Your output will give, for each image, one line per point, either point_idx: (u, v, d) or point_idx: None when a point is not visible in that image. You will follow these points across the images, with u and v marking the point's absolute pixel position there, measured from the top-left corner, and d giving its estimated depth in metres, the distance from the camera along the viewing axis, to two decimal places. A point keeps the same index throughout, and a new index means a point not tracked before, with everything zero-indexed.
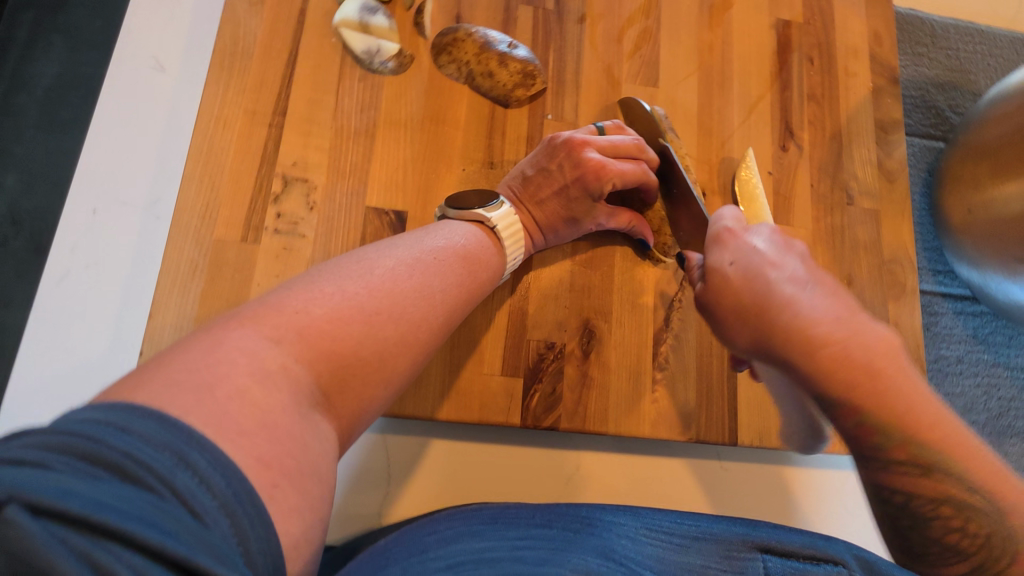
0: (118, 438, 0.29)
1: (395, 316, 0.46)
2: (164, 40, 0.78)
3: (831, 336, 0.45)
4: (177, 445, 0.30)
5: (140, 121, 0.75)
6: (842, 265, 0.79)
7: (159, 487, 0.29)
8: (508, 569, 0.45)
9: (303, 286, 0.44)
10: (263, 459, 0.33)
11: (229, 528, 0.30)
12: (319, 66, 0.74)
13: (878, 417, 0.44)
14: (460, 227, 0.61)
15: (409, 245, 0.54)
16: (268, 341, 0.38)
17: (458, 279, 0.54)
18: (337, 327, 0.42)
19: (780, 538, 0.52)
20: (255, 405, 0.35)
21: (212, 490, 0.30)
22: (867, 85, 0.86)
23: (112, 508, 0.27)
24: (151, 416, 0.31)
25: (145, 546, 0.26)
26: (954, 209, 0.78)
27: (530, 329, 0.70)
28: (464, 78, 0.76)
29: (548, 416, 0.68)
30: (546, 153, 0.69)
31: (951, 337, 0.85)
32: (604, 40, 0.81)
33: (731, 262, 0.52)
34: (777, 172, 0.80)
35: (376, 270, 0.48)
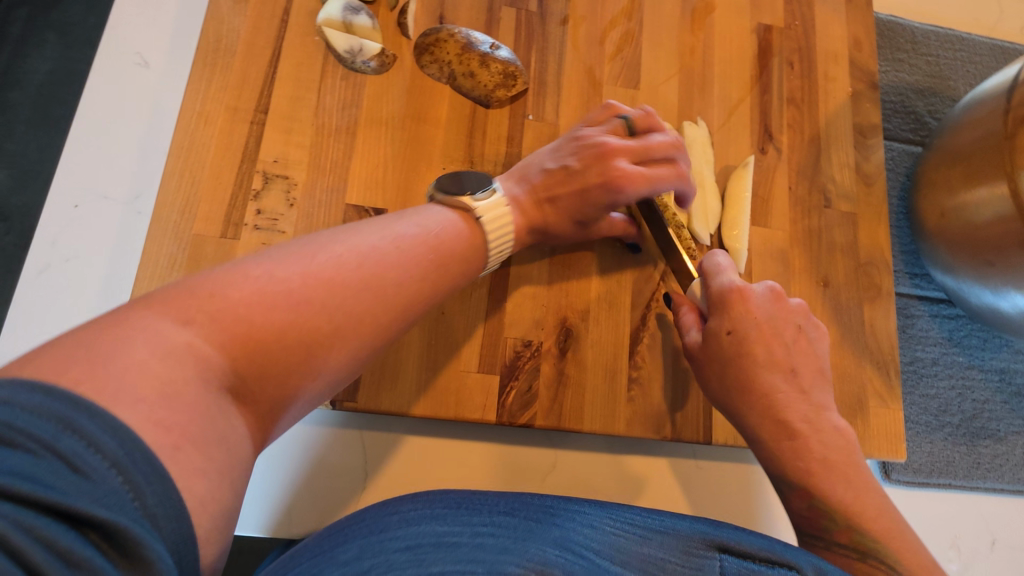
0: (1, 407, 0.30)
1: (330, 307, 0.44)
2: (150, 36, 0.79)
3: (799, 430, 0.58)
4: (62, 412, 0.31)
5: (124, 115, 0.76)
6: (819, 267, 0.79)
7: (40, 450, 0.30)
8: (468, 555, 0.47)
9: (233, 267, 0.43)
10: (164, 423, 0.34)
11: (122, 484, 0.31)
12: (302, 64, 0.74)
13: (825, 503, 0.56)
14: (437, 213, 0.60)
15: (374, 230, 0.53)
16: (178, 325, 0.38)
17: (423, 267, 0.53)
18: (259, 311, 0.41)
19: (740, 539, 0.52)
20: (154, 376, 0.35)
21: (100, 452, 0.31)
22: (846, 90, 0.87)
23: None
24: (40, 387, 0.31)
25: (14, 495, 0.28)
26: (929, 212, 0.79)
27: (507, 327, 0.71)
28: (446, 79, 0.76)
29: (523, 413, 0.69)
30: (575, 150, 0.68)
31: (927, 340, 0.86)
32: (586, 42, 0.82)
33: (730, 331, 0.61)
34: (756, 175, 0.81)
35: (320, 260, 0.46)
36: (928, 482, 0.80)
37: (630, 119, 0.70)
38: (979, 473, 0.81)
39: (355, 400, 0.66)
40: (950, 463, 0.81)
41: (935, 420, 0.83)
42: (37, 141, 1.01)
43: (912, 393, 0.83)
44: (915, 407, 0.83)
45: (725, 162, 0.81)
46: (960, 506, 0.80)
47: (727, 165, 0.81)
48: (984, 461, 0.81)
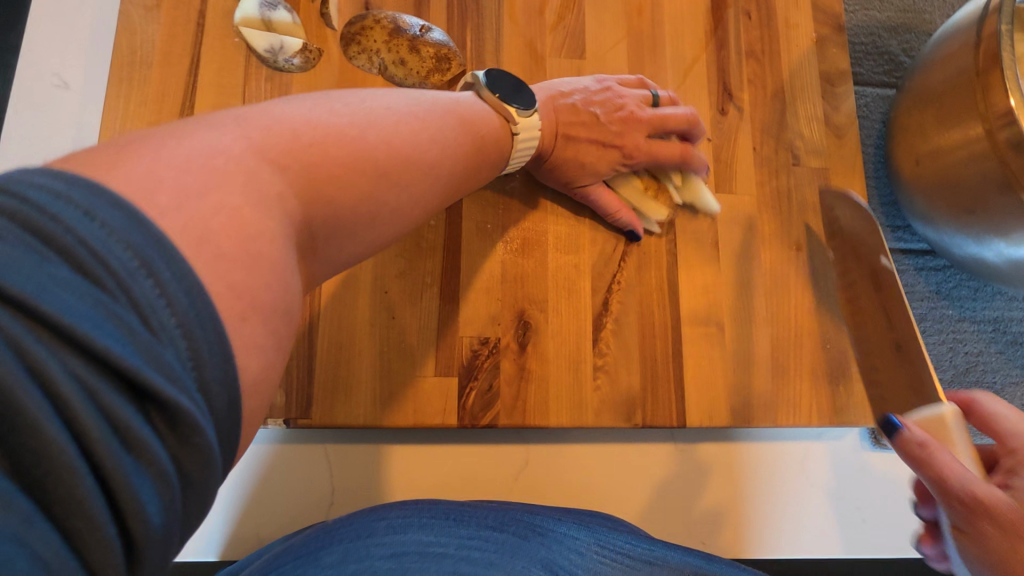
0: (79, 221, 0.26)
1: (357, 177, 0.41)
2: (66, 55, 0.75)
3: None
4: (143, 248, 0.27)
5: (47, 142, 0.73)
6: (790, 230, 0.75)
7: (111, 286, 0.26)
8: (452, 565, 0.49)
9: (272, 107, 0.40)
10: (234, 288, 0.31)
11: (184, 352, 0.27)
12: (223, 69, 0.71)
13: None
14: (477, 102, 0.59)
15: (413, 96, 0.51)
16: (224, 154, 0.34)
17: (453, 160, 0.51)
18: (317, 131, 0.40)
19: (733, 574, 0.52)
20: (232, 231, 0.32)
21: (173, 307, 0.27)
22: (809, 36, 0.81)
23: (53, 295, 0.24)
24: (115, 202, 0.28)
25: (83, 343, 0.24)
26: (904, 159, 0.74)
27: (461, 325, 0.68)
28: (377, 69, 0.72)
29: (485, 413, 0.66)
30: (601, 101, 0.71)
31: (914, 295, 0.81)
32: (524, 13, 0.76)
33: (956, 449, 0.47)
34: (717, 138, 0.76)
35: (380, 120, 0.45)
36: None
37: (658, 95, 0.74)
38: None
39: (310, 416, 0.64)
40: None
41: None
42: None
43: None
44: None
45: None
46: None
47: None
48: None
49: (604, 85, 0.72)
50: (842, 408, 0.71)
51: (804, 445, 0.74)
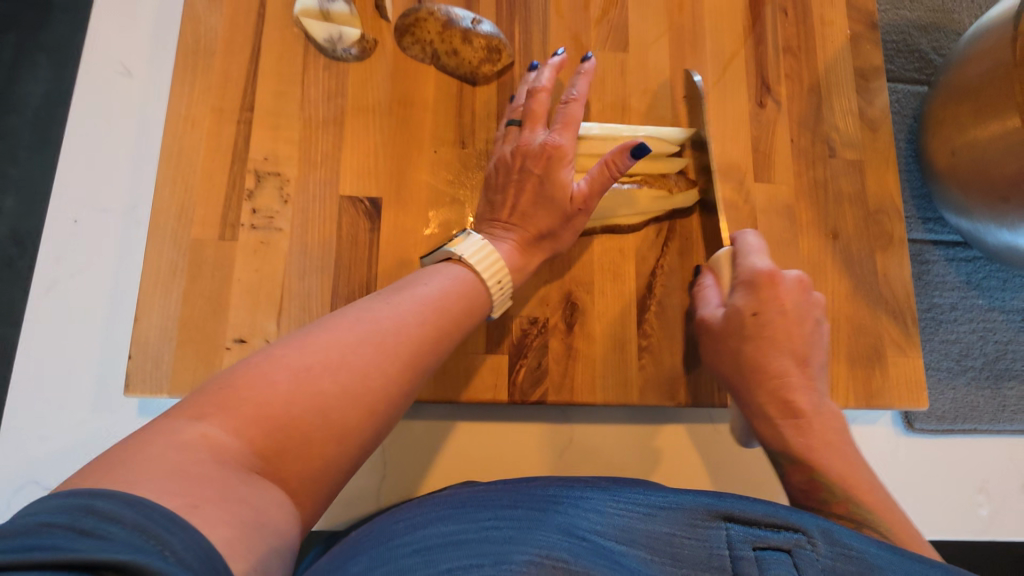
0: (15, 517, 0.30)
1: (336, 374, 0.43)
2: (130, 44, 0.78)
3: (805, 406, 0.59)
4: (81, 502, 0.30)
5: (113, 127, 0.75)
6: (827, 219, 0.77)
7: (62, 531, 0.29)
8: (477, 549, 0.44)
9: (267, 358, 0.42)
10: (180, 489, 0.33)
11: (144, 539, 0.29)
12: (283, 58, 0.73)
13: (824, 478, 0.55)
14: (451, 270, 0.58)
15: (383, 300, 0.51)
16: (203, 423, 0.37)
17: (430, 324, 0.51)
18: (255, 394, 0.39)
19: (744, 508, 0.50)
20: (179, 471, 0.34)
21: (122, 521, 0.29)
22: (844, 33, 0.84)
23: (14, 549, 0.27)
24: (70, 493, 0.31)
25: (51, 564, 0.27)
26: (939, 152, 0.76)
27: (511, 306, 0.70)
28: (429, 59, 0.75)
29: (535, 390, 0.68)
30: (503, 166, 0.67)
31: (945, 285, 0.83)
32: (570, 8, 0.79)
33: (754, 312, 0.61)
34: (755, 130, 0.79)
35: (334, 332, 0.45)
36: (954, 429, 0.78)
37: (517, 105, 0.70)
38: (1006, 416, 0.79)
39: None
40: (974, 408, 0.79)
41: (958, 365, 0.81)
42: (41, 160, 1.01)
43: (931, 339, 0.81)
44: (935, 353, 0.81)
45: (720, 120, 0.79)
46: (986, 452, 0.78)
47: (726, 122, 0.79)
48: (1010, 403, 0.80)
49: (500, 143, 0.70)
50: (878, 392, 0.73)
51: None
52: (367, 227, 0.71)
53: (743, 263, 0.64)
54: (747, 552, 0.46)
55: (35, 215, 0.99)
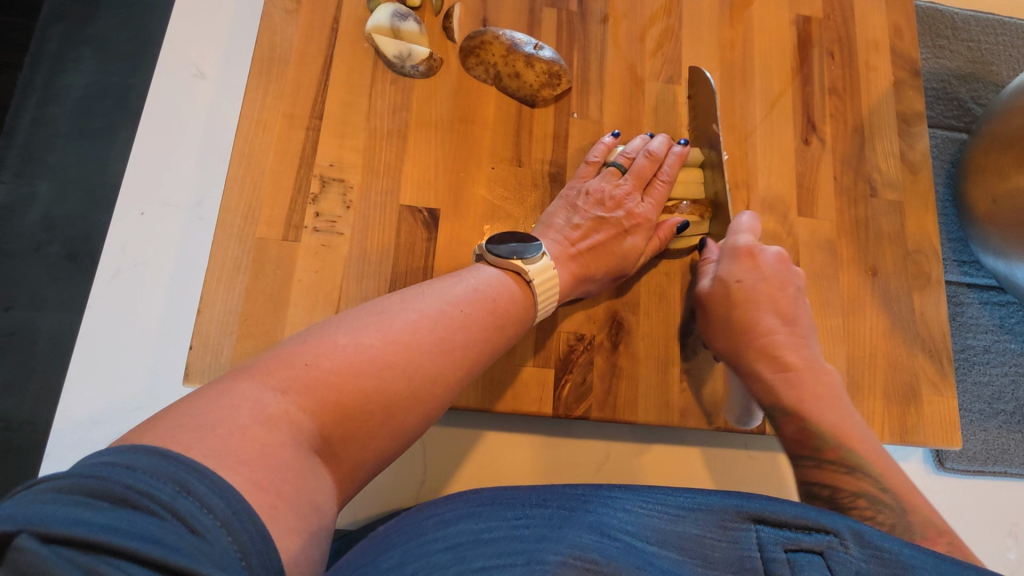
0: (123, 474, 0.33)
1: (409, 370, 0.47)
2: (204, 48, 0.82)
3: (795, 367, 0.63)
4: (173, 476, 0.34)
5: (184, 126, 0.79)
6: (867, 256, 0.79)
7: (161, 511, 0.32)
8: (507, 548, 0.46)
9: (319, 338, 0.46)
10: (262, 484, 0.36)
11: (232, 544, 0.33)
12: (352, 70, 0.76)
13: (816, 429, 0.60)
14: (488, 272, 0.61)
15: (435, 295, 0.55)
16: (274, 392, 0.41)
17: (483, 332, 0.55)
18: (350, 385, 0.44)
19: (774, 508, 0.51)
20: (253, 438, 0.38)
21: (213, 512, 0.33)
22: (888, 78, 0.87)
23: (116, 529, 0.31)
24: (155, 452, 0.34)
25: (147, 559, 0.30)
26: (979, 199, 0.79)
27: (560, 321, 0.72)
28: (492, 80, 0.78)
29: (579, 405, 0.70)
30: (593, 200, 0.72)
31: (978, 327, 0.85)
32: (627, 39, 0.83)
33: (737, 279, 0.67)
34: (800, 166, 0.81)
35: (393, 321, 0.50)
36: (984, 470, 0.79)
37: (619, 164, 0.75)
38: None
39: None
40: (1005, 450, 0.80)
41: (990, 408, 0.82)
42: (74, 152, 1.10)
43: (964, 380, 0.83)
44: (968, 395, 0.82)
45: (766, 152, 0.81)
46: (1015, 495, 0.79)
47: (768, 155, 0.81)
48: None
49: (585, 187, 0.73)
50: (913, 428, 0.74)
51: None
52: (424, 237, 0.73)
53: (728, 238, 0.69)
54: (777, 553, 0.48)
55: (69, 198, 1.08)
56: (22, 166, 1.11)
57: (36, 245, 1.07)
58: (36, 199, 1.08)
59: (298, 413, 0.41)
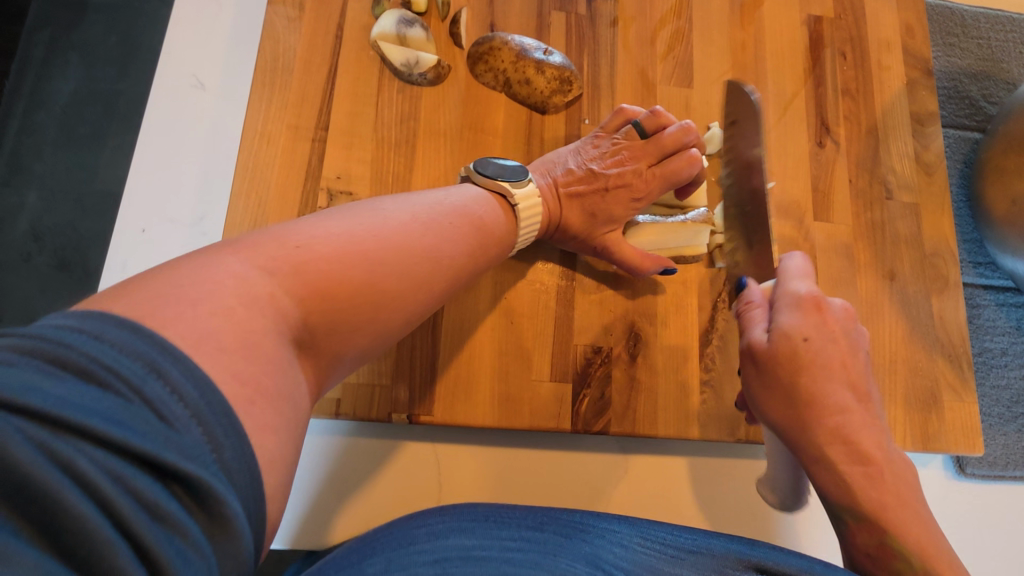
0: (90, 345, 0.30)
1: (396, 269, 0.48)
2: (204, 58, 0.79)
3: (871, 455, 0.54)
4: (149, 354, 0.31)
5: (185, 139, 0.76)
6: (884, 260, 0.78)
7: (128, 393, 0.29)
8: (496, 569, 0.46)
9: (315, 225, 0.46)
10: (240, 375, 0.35)
11: (203, 437, 0.31)
12: (358, 79, 0.74)
13: (900, 543, 0.51)
14: (472, 189, 0.62)
15: (401, 199, 0.55)
16: (260, 272, 0.40)
17: (462, 237, 0.56)
18: (337, 268, 0.44)
19: (779, 559, 0.49)
20: (236, 326, 0.36)
21: (184, 400, 0.31)
22: (901, 77, 0.86)
23: (77, 407, 0.27)
24: (126, 326, 0.31)
25: (107, 441, 0.27)
26: (998, 200, 0.78)
27: (575, 334, 0.70)
28: (501, 86, 0.76)
29: (598, 420, 0.68)
30: (593, 154, 0.73)
31: (996, 329, 0.84)
32: (637, 42, 0.81)
33: (804, 338, 0.56)
34: (814, 169, 0.80)
35: (382, 220, 0.50)
36: (1005, 475, 0.78)
37: (641, 124, 0.74)
38: None
39: (432, 413, 0.66)
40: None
41: (1009, 412, 0.82)
42: (59, 163, 1.09)
43: (983, 383, 0.82)
44: (987, 399, 0.82)
45: (781, 154, 0.80)
46: None
47: (782, 158, 0.80)
48: None
49: (592, 141, 0.74)
50: (934, 435, 0.73)
51: None
52: None
53: (783, 286, 0.59)
54: None
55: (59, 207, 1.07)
56: (10, 175, 1.09)
57: (25, 257, 1.06)
58: (24, 209, 1.06)
59: (282, 299, 0.40)
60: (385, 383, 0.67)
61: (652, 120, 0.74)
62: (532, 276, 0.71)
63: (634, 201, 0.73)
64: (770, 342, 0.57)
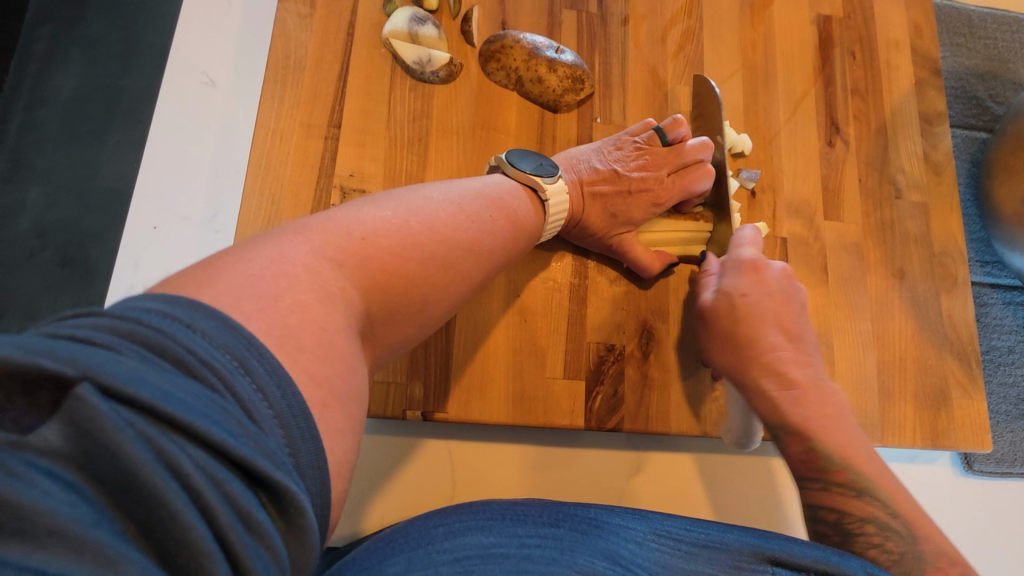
0: (184, 335, 0.29)
1: (447, 264, 0.48)
2: (215, 56, 0.79)
3: (799, 382, 0.61)
4: (234, 349, 0.31)
5: (196, 136, 0.76)
6: (894, 258, 0.79)
7: (221, 388, 0.29)
8: (516, 567, 0.46)
9: (371, 213, 0.46)
10: (315, 376, 0.34)
11: (282, 439, 0.31)
12: (370, 77, 0.74)
13: (824, 448, 0.58)
14: (504, 182, 0.62)
15: (445, 188, 0.55)
16: (329, 263, 0.40)
17: (500, 240, 0.56)
18: (397, 260, 0.44)
19: (792, 549, 0.49)
20: (313, 320, 0.36)
21: (267, 399, 0.31)
22: (910, 77, 0.86)
23: (180, 401, 0.27)
24: (214, 318, 0.31)
25: (210, 441, 0.26)
26: (1007, 200, 0.79)
27: (588, 332, 0.71)
28: (513, 84, 0.76)
29: (611, 417, 0.69)
30: (615, 156, 0.72)
31: (1002, 328, 0.85)
32: (648, 41, 0.81)
33: (743, 293, 0.64)
34: (825, 168, 0.80)
35: (433, 210, 0.50)
36: (1013, 472, 0.79)
37: (664, 129, 0.74)
38: None
39: (446, 410, 0.67)
40: None
41: (1016, 409, 0.82)
42: (61, 159, 1.08)
43: (990, 381, 0.83)
44: (994, 397, 0.82)
45: (792, 153, 0.80)
46: None
47: (792, 157, 0.80)
48: None
49: (614, 143, 0.74)
50: (944, 432, 0.74)
51: (903, 461, 0.77)
52: None
53: (731, 254, 0.68)
54: None
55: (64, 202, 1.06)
56: (13, 171, 1.08)
57: (30, 253, 1.05)
58: (26, 206, 1.06)
59: (351, 292, 0.40)
60: (399, 381, 0.67)
61: (675, 127, 0.74)
62: (546, 274, 0.72)
63: (654, 205, 0.73)
64: (716, 301, 0.65)
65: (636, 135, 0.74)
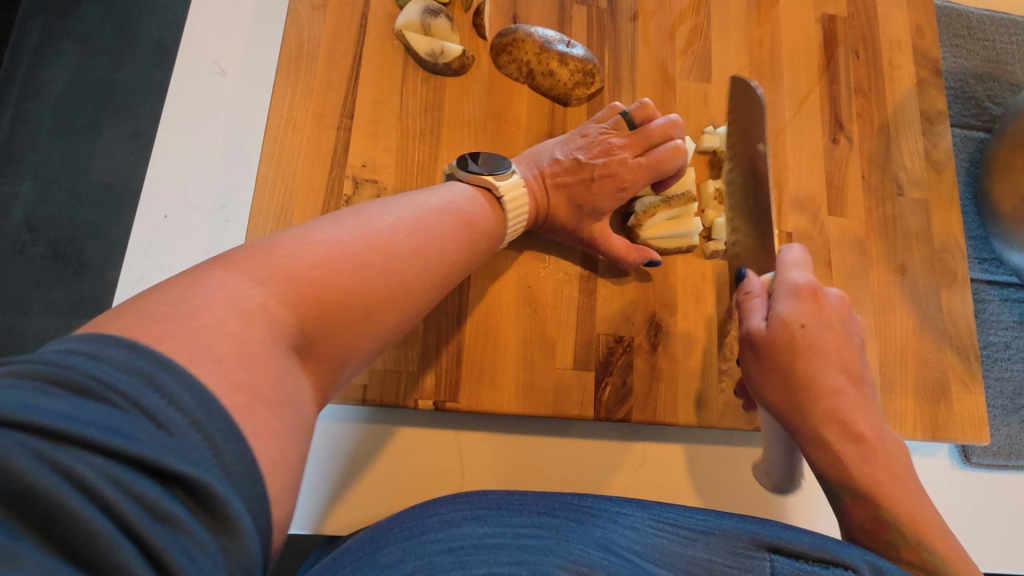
0: (86, 362, 0.30)
1: (387, 271, 0.47)
2: (224, 45, 0.79)
3: (865, 435, 0.58)
4: (140, 367, 0.31)
5: (205, 126, 0.76)
6: (895, 254, 0.80)
7: (124, 404, 0.30)
8: (512, 556, 0.46)
9: (296, 234, 0.45)
10: (238, 383, 0.34)
11: (201, 441, 0.31)
12: (383, 68, 0.75)
13: (892, 517, 0.54)
14: (459, 186, 0.62)
15: (399, 200, 0.55)
16: (252, 283, 0.39)
17: (455, 240, 0.56)
18: (327, 275, 0.43)
19: (788, 537, 0.49)
20: (232, 333, 0.36)
21: (181, 409, 0.31)
22: (912, 77, 0.87)
23: (74, 418, 0.28)
24: (126, 343, 0.32)
25: (106, 449, 0.28)
26: (1005, 198, 0.80)
27: (597, 323, 0.71)
28: (523, 78, 0.77)
29: (620, 408, 0.70)
30: (581, 145, 0.72)
31: (999, 324, 0.87)
32: (657, 37, 0.82)
33: (801, 325, 0.61)
34: (829, 165, 0.82)
35: (372, 220, 0.50)
36: (1009, 463, 0.81)
37: (630, 114, 0.74)
38: None
39: (456, 400, 0.67)
40: None
41: (1012, 403, 0.85)
42: (54, 151, 1.07)
43: (988, 376, 0.85)
44: (992, 391, 0.85)
45: (797, 149, 0.82)
46: None
47: (797, 152, 0.81)
48: None
49: (578, 132, 0.73)
50: (944, 424, 0.76)
51: (903, 452, 0.78)
52: None
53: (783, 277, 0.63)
54: None
55: (59, 194, 1.06)
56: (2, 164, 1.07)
57: (20, 246, 1.04)
58: (19, 198, 1.05)
59: (274, 308, 0.39)
60: (411, 371, 0.67)
61: (649, 115, 0.74)
62: (557, 265, 0.72)
63: (620, 192, 0.72)
64: (769, 329, 0.61)
65: (602, 122, 0.74)
